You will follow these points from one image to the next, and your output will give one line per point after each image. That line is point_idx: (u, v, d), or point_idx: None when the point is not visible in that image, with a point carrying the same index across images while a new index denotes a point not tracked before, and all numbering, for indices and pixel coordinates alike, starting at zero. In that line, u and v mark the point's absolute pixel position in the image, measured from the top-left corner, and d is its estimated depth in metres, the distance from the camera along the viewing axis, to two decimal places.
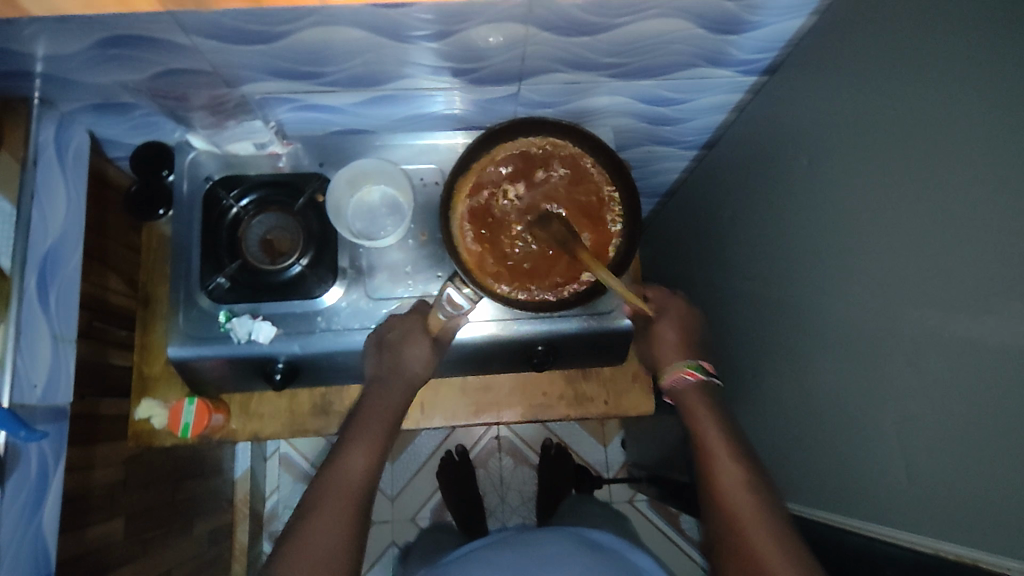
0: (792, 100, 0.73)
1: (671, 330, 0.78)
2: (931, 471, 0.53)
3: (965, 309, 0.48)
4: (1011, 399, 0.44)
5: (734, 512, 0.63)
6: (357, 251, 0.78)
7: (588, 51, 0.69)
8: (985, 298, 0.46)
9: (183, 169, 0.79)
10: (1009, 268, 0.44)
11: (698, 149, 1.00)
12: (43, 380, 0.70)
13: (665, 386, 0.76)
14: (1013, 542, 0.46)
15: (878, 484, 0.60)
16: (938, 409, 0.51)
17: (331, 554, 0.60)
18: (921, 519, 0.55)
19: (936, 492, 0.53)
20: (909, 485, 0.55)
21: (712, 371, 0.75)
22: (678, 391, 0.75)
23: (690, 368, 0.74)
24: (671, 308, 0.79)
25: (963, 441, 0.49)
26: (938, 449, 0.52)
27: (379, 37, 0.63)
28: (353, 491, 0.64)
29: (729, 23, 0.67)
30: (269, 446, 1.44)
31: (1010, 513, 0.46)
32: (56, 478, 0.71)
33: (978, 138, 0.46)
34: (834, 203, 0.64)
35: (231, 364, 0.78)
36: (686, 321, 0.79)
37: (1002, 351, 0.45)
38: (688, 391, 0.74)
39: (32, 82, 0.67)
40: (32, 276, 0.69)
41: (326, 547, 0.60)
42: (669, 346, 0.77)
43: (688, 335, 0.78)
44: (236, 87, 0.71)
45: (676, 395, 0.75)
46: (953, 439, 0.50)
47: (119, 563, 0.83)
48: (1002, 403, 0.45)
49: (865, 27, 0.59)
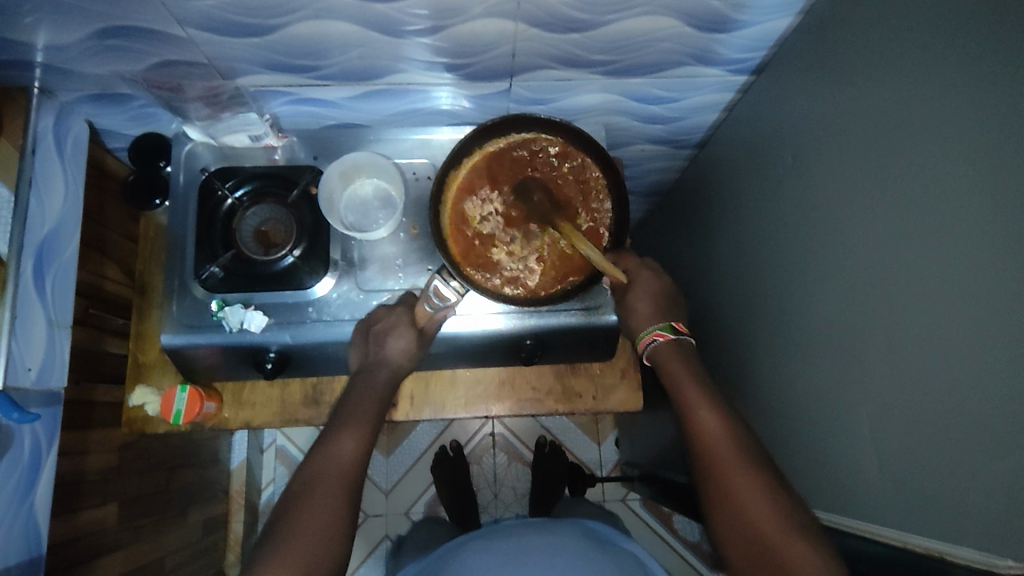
0: (781, 99, 0.74)
1: (644, 299, 0.78)
2: (918, 465, 0.53)
3: (953, 303, 0.48)
4: (996, 392, 0.45)
5: (751, 513, 0.62)
6: (349, 243, 0.79)
7: (580, 48, 0.70)
8: (973, 292, 0.47)
9: (179, 160, 0.81)
10: (997, 262, 0.45)
11: (691, 148, 1.01)
12: (37, 364, 0.71)
13: (642, 351, 0.78)
14: (996, 535, 0.46)
15: (866, 479, 0.60)
16: (925, 401, 0.52)
17: (326, 535, 0.61)
18: (908, 514, 0.55)
19: (922, 485, 0.53)
20: (896, 479, 0.56)
21: (683, 331, 0.77)
22: (656, 353, 0.77)
23: (661, 330, 0.76)
24: (645, 277, 0.79)
25: (949, 435, 0.49)
26: (925, 443, 0.52)
27: (371, 31, 0.65)
28: (343, 480, 0.65)
29: (717, 22, 0.68)
30: (266, 437, 1.45)
31: (993, 505, 0.46)
32: (48, 460, 0.72)
33: (964, 137, 0.47)
34: (826, 202, 0.65)
35: (224, 353, 0.79)
36: (661, 288, 0.79)
37: (989, 343, 0.45)
38: (663, 353, 0.76)
39: (32, 71, 0.69)
40: (28, 261, 0.70)
41: (320, 530, 0.61)
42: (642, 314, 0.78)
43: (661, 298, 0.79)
44: (231, 79, 0.72)
45: (654, 359, 0.77)
46: (938, 432, 0.51)
47: (110, 548, 0.84)
48: (987, 397, 0.46)
49: (852, 27, 0.60)
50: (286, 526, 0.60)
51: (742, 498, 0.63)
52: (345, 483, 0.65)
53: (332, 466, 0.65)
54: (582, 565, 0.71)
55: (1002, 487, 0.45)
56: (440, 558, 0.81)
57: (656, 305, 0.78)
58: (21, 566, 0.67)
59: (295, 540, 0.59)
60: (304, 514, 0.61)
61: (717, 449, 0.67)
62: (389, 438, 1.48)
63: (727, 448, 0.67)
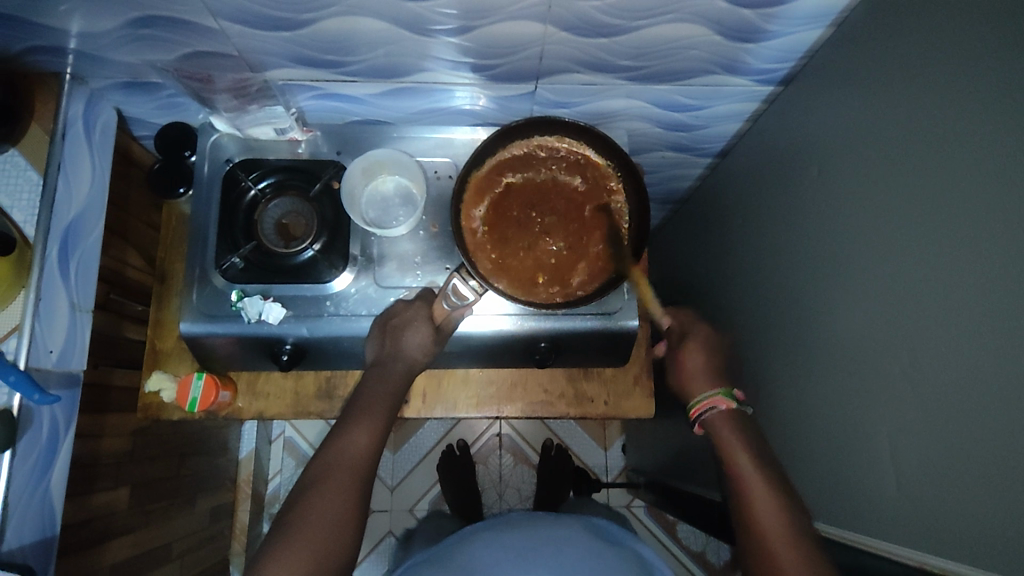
0: (807, 111, 0.74)
1: (696, 355, 0.79)
2: (936, 484, 0.53)
3: (977, 323, 0.48)
4: (1019, 414, 0.44)
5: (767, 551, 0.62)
6: (369, 240, 0.80)
7: (606, 53, 0.70)
8: (995, 314, 0.46)
9: (204, 150, 0.81)
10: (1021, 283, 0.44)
11: (711, 157, 1.01)
12: (58, 346, 0.72)
13: (697, 414, 0.74)
14: (1013, 558, 0.46)
15: (882, 498, 0.59)
16: (945, 421, 0.51)
17: (338, 527, 0.61)
18: (925, 536, 0.55)
19: (938, 505, 0.53)
20: (914, 499, 0.55)
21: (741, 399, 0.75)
22: (710, 420, 0.73)
23: (724, 395, 0.73)
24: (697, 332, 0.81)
25: (971, 456, 0.49)
26: (944, 463, 0.52)
27: (401, 29, 0.65)
28: (356, 470, 0.65)
29: (746, 31, 0.68)
30: (275, 429, 1.46)
31: (1012, 528, 0.46)
32: (65, 441, 0.73)
33: (990, 153, 0.47)
34: (847, 217, 0.64)
35: (240, 343, 0.80)
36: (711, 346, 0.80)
37: (1011, 366, 0.45)
38: (718, 419, 0.73)
39: (65, 57, 0.70)
40: (54, 244, 0.71)
41: (331, 522, 0.61)
42: (696, 372, 0.78)
43: (714, 359, 0.79)
44: (260, 72, 0.73)
45: (707, 425, 0.74)
46: (957, 452, 0.50)
47: (120, 531, 0.85)
48: (1007, 418, 0.46)
49: (884, 40, 0.60)
50: (299, 517, 0.61)
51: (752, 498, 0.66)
52: (357, 472, 0.65)
53: (347, 457, 0.66)
54: (590, 567, 0.71)
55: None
56: (445, 551, 0.80)
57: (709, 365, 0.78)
58: (35, 545, 0.68)
59: (309, 527, 0.60)
60: (317, 503, 0.62)
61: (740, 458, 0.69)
62: (397, 434, 1.49)
63: (749, 459, 0.69)
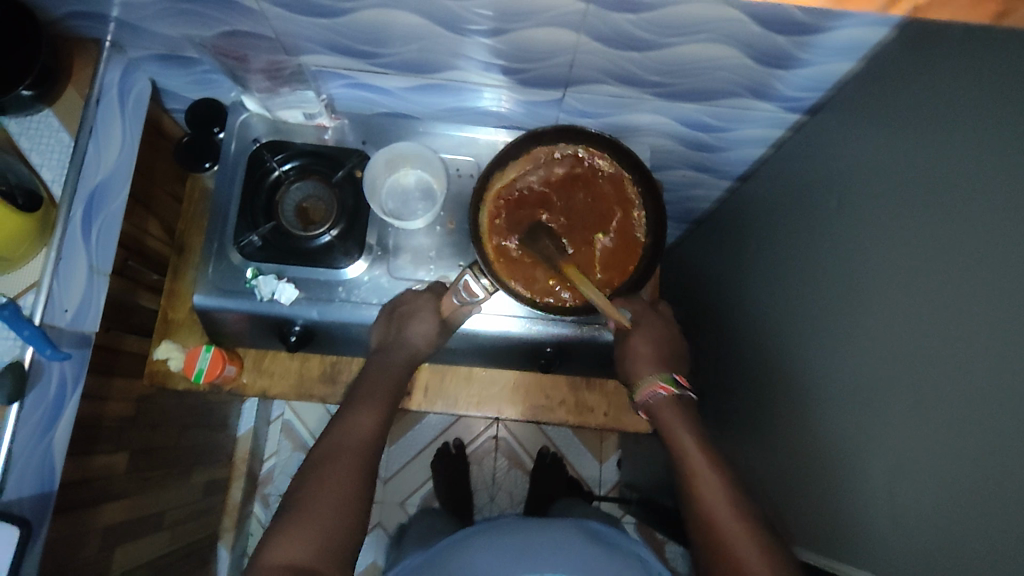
0: (830, 141, 0.74)
1: (648, 341, 0.76)
2: (930, 524, 0.52)
3: (982, 368, 0.48)
4: (1017, 461, 0.44)
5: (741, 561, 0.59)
6: (386, 230, 0.81)
7: (636, 67, 0.71)
8: (1001, 358, 0.46)
9: (233, 129, 0.82)
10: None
11: (731, 180, 1.01)
12: (73, 306, 0.73)
13: (637, 400, 0.76)
14: None
15: (876, 534, 0.59)
16: (943, 460, 0.51)
17: (339, 510, 0.61)
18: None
19: (931, 544, 0.52)
20: (908, 539, 0.55)
21: (683, 384, 0.75)
22: (652, 405, 0.75)
23: (663, 382, 0.74)
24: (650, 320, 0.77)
25: (968, 497, 0.49)
26: (941, 503, 0.51)
27: (436, 26, 0.66)
28: (359, 453, 0.65)
29: (778, 58, 0.68)
30: (275, 409, 1.47)
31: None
32: (72, 399, 0.74)
33: (1006, 198, 0.47)
34: (861, 249, 0.64)
35: (250, 320, 0.81)
36: (662, 333, 0.78)
37: (1012, 410, 0.45)
38: (663, 406, 0.74)
39: (107, 25, 0.72)
40: (78, 206, 0.73)
41: (330, 502, 0.61)
42: (641, 358, 0.76)
43: (662, 345, 0.77)
44: (295, 56, 0.74)
45: (652, 411, 0.75)
46: (955, 492, 0.50)
47: (114, 495, 0.86)
48: (1005, 463, 0.45)
49: (914, 78, 0.60)
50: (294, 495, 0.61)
51: (702, 489, 0.66)
52: (363, 457, 0.65)
53: (350, 440, 0.66)
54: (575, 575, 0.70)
55: (1013, 556, 0.44)
56: (439, 552, 0.80)
57: (656, 351, 0.76)
58: (33, 500, 0.69)
59: (307, 507, 0.60)
60: (324, 485, 0.62)
61: (682, 435, 0.70)
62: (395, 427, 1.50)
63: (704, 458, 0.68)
